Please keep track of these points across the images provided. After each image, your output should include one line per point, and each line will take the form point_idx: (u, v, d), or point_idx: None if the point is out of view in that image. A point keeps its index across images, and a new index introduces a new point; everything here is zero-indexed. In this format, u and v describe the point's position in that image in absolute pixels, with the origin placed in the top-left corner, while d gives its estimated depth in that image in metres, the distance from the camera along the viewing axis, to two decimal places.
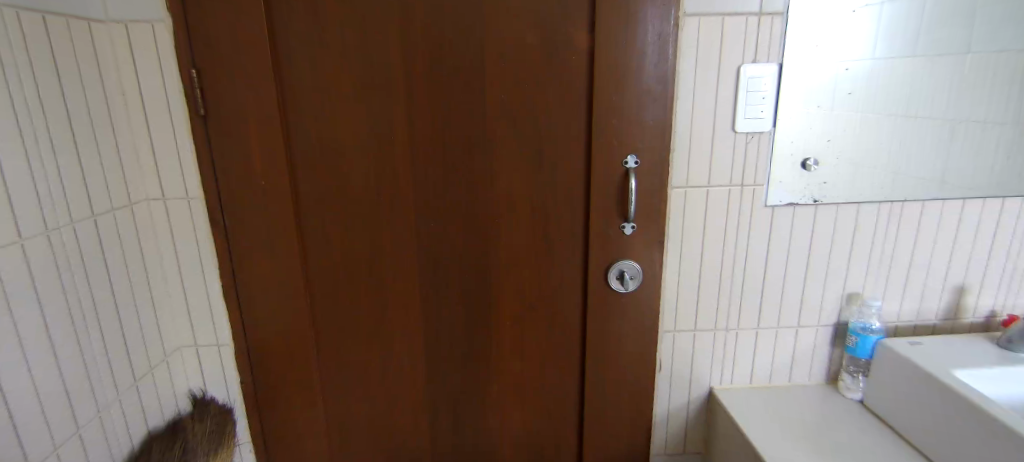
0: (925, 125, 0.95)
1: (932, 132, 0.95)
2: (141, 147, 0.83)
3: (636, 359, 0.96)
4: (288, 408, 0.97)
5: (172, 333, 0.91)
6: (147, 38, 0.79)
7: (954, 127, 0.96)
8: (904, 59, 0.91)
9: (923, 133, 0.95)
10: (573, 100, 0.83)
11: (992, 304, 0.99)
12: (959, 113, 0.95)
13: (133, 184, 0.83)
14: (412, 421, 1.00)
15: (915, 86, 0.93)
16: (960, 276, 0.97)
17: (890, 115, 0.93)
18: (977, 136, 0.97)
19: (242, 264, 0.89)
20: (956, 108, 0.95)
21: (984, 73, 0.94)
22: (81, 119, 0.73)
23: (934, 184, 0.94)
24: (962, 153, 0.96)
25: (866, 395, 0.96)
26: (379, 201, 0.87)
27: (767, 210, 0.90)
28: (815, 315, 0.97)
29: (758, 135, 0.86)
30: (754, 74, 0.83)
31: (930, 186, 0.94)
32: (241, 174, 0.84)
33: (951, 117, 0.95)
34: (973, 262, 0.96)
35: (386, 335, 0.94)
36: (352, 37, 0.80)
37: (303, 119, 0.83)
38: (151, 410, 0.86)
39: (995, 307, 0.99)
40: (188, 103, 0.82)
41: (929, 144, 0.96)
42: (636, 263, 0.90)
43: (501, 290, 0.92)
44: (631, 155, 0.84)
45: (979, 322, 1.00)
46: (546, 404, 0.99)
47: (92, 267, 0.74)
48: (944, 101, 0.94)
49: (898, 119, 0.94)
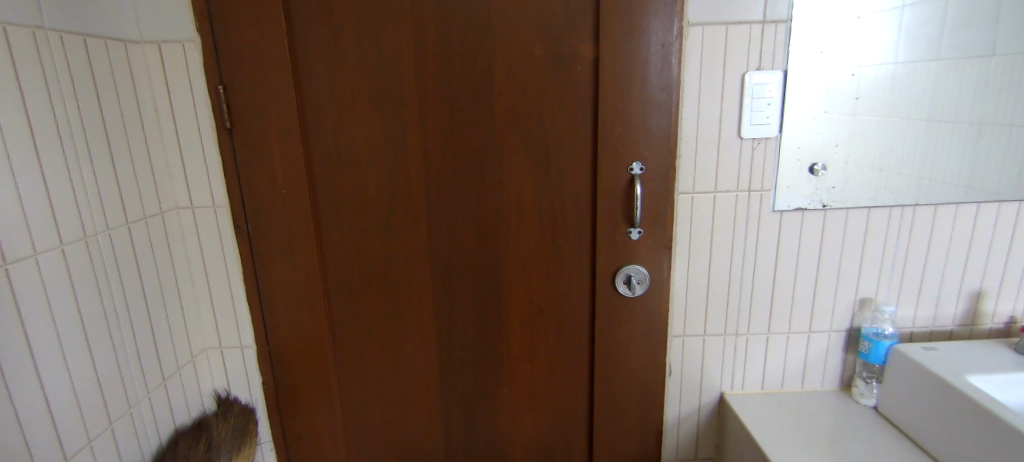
0: (938, 129, 0.94)
1: (946, 136, 0.94)
2: (171, 159, 0.89)
3: (645, 363, 0.97)
4: (307, 408, 1.00)
5: (198, 335, 0.96)
6: (178, 57, 0.85)
7: (971, 130, 0.95)
8: (916, 63, 0.91)
9: (937, 137, 0.94)
10: (580, 108, 0.86)
11: (1012, 310, 0.97)
12: (975, 115, 0.94)
13: (163, 193, 0.88)
14: (425, 422, 1.02)
15: (929, 91, 0.92)
16: (977, 281, 0.96)
17: (902, 120, 0.92)
18: (997, 138, 0.95)
19: (263, 269, 0.93)
20: (969, 112, 0.94)
21: (1000, 76, 0.93)
22: (117, 133, 0.78)
23: (950, 189, 0.93)
24: (981, 156, 0.95)
25: (880, 401, 0.95)
26: (393, 208, 0.90)
27: (775, 215, 0.91)
28: (826, 320, 0.97)
29: (764, 141, 0.87)
30: (758, 81, 0.84)
31: (942, 189, 0.93)
32: (264, 182, 0.89)
33: (964, 121, 0.94)
34: (990, 266, 0.95)
35: (400, 337, 0.97)
36: (368, 52, 0.84)
37: (321, 130, 0.88)
38: (178, 408, 0.90)
39: (1015, 313, 0.97)
40: (216, 117, 0.87)
41: (944, 149, 0.94)
42: (644, 268, 0.91)
43: (511, 295, 0.94)
44: (637, 161, 0.86)
45: (998, 329, 0.98)
46: (556, 406, 1.00)
47: (125, 271, 0.79)
48: (956, 105, 0.93)
49: (910, 123, 0.92)
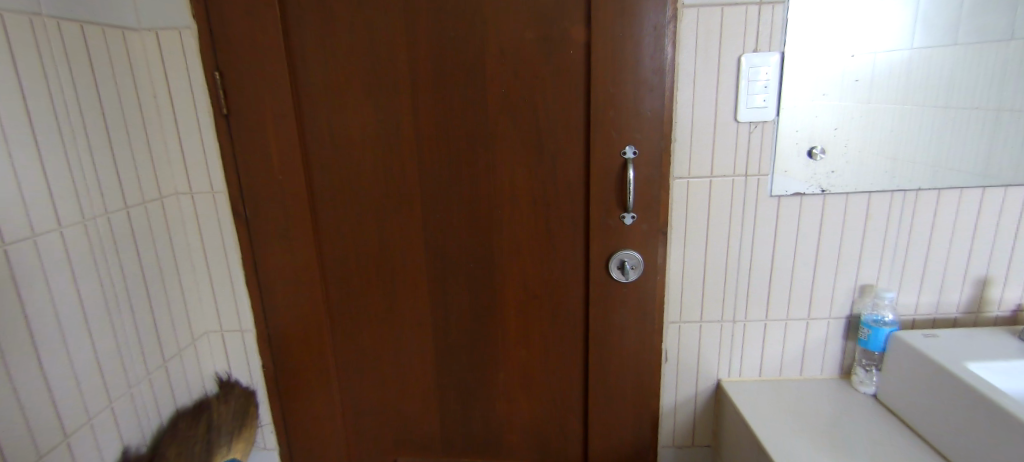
0: (944, 113, 0.90)
1: (953, 119, 0.91)
2: (170, 145, 0.90)
3: (639, 349, 0.96)
4: (306, 392, 1.02)
5: (199, 318, 0.97)
6: (175, 44, 0.86)
7: (980, 113, 0.91)
8: (921, 44, 0.87)
9: (943, 120, 0.91)
10: (573, 92, 0.85)
11: (1019, 297, 0.94)
12: (985, 98, 0.90)
13: (163, 179, 0.89)
14: (422, 407, 1.03)
15: (934, 73, 0.88)
16: (983, 268, 0.93)
17: (906, 104, 0.89)
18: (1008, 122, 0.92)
19: (262, 255, 0.94)
20: (978, 94, 0.90)
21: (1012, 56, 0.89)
22: (115, 118, 0.80)
23: (955, 173, 0.91)
24: (992, 138, 0.92)
25: (879, 389, 0.94)
26: (388, 194, 0.91)
27: (772, 200, 0.90)
28: (826, 307, 0.96)
29: (761, 124, 0.86)
30: (754, 63, 0.83)
31: (946, 174, 0.91)
32: (261, 170, 0.90)
33: (972, 104, 0.90)
34: (996, 252, 0.92)
35: (396, 322, 0.98)
36: (360, 38, 0.84)
37: (315, 116, 0.88)
38: (179, 389, 0.93)
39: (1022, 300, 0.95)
40: (212, 103, 0.88)
41: (950, 133, 0.91)
42: (638, 253, 0.91)
43: (506, 281, 0.94)
44: (629, 145, 0.85)
45: (1004, 316, 0.96)
46: (552, 392, 1.00)
47: (124, 254, 0.81)
48: (964, 88, 0.90)
49: (915, 108, 0.89)
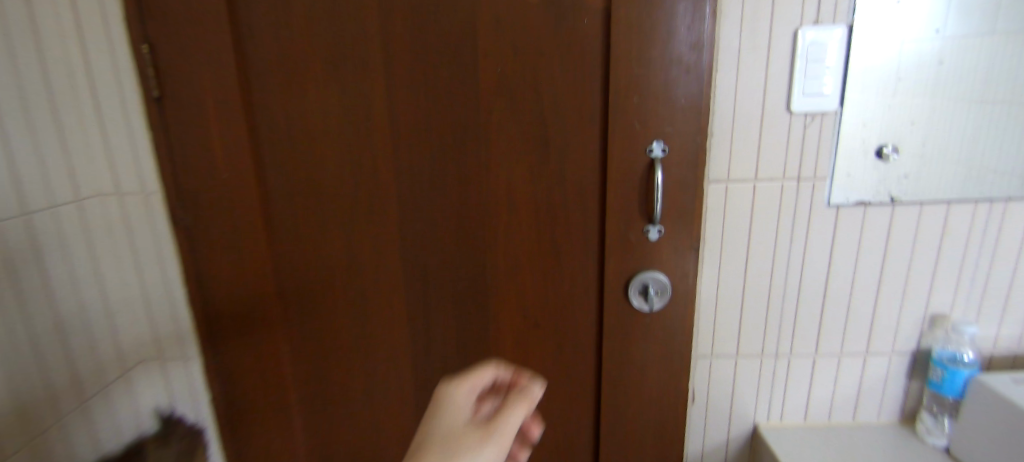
0: None
1: None
2: (92, 133, 0.72)
3: (662, 391, 0.79)
4: (263, 431, 0.86)
5: (132, 346, 0.80)
6: (94, 10, 0.69)
7: None
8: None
9: None
10: (586, 73, 0.68)
11: None
12: None
13: (82, 175, 0.71)
14: (400, 450, 0.87)
15: None
16: None
17: (999, 95, 0.71)
18: None
19: (207, 270, 0.78)
20: None
21: None
22: (8, 94, 0.61)
23: None
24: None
25: (952, 441, 0.77)
26: (358, 198, 0.74)
27: (830, 211, 0.73)
28: (887, 340, 0.79)
29: (820, 116, 0.69)
30: (814, 39, 0.66)
31: None
32: (205, 166, 0.74)
33: None
34: None
35: (368, 352, 0.81)
36: (320, 2, 0.68)
37: (268, 102, 0.72)
38: (104, 435, 0.74)
39: None
40: (142, 84, 0.72)
41: None
42: (665, 276, 0.73)
43: (501, 304, 0.78)
44: (656, 140, 0.67)
45: None
46: (555, 435, 0.85)
47: (22, 270, 0.62)
48: None
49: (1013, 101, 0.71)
